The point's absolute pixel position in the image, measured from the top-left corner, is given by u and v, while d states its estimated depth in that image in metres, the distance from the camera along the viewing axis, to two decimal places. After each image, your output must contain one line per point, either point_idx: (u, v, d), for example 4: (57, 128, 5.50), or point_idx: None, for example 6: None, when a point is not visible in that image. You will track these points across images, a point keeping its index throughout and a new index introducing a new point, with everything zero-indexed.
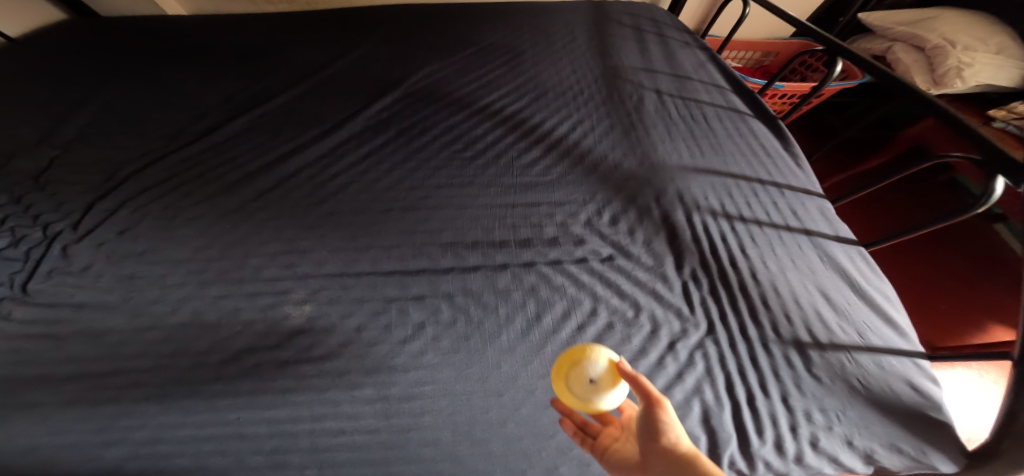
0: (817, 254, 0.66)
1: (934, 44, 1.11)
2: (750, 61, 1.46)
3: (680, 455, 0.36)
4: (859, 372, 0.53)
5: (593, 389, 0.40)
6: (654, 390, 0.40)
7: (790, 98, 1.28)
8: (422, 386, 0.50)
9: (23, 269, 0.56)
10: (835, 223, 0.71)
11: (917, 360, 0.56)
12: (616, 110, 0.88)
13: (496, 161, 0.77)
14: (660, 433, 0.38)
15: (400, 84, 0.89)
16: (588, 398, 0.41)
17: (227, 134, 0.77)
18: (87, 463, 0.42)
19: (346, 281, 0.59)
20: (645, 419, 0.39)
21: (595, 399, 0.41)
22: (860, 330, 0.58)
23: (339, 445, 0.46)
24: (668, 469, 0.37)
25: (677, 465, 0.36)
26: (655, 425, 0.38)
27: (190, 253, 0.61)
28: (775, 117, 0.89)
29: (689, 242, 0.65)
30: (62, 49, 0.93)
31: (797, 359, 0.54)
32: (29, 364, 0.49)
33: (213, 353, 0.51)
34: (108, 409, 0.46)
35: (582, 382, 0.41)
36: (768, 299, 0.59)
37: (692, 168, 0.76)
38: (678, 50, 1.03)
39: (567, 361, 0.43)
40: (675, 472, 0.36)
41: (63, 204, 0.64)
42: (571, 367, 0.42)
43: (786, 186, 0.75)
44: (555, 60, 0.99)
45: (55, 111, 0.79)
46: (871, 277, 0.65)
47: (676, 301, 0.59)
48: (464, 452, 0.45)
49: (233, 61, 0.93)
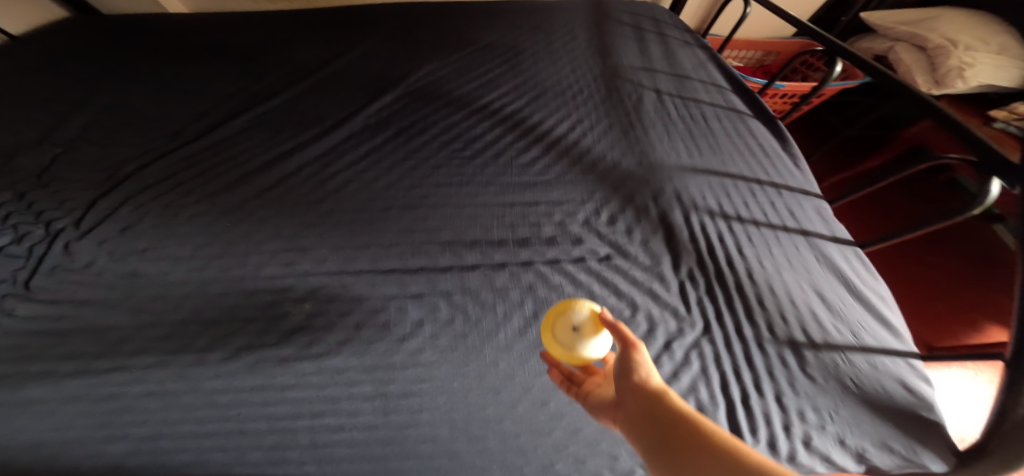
0: (814, 254, 0.66)
1: (936, 44, 1.11)
2: (751, 60, 1.46)
3: (647, 389, 0.38)
4: (853, 372, 0.54)
5: (574, 337, 0.42)
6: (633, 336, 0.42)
7: (791, 98, 1.28)
8: (420, 383, 0.51)
9: (26, 266, 0.57)
10: (833, 223, 0.72)
11: (910, 360, 0.57)
12: (615, 110, 0.88)
13: (494, 160, 0.78)
14: (632, 370, 0.40)
15: (399, 83, 0.90)
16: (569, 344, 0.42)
17: (227, 132, 0.78)
18: (91, 458, 0.43)
19: (345, 279, 0.60)
20: (620, 360, 0.41)
21: (575, 346, 0.42)
22: (854, 330, 0.58)
23: (338, 442, 0.46)
24: (636, 400, 0.38)
25: (643, 396, 0.37)
26: (628, 363, 0.40)
27: (191, 250, 0.61)
28: (774, 118, 0.89)
29: (686, 242, 0.66)
30: (64, 47, 0.93)
31: (791, 359, 0.55)
32: (32, 360, 0.49)
33: (213, 350, 0.52)
34: (112, 404, 0.47)
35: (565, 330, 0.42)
36: (764, 300, 0.60)
37: (690, 168, 0.76)
38: (678, 49, 1.03)
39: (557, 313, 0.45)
40: (641, 403, 0.37)
41: (65, 201, 0.64)
42: (557, 316, 0.44)
43: (784, 186, 0.76)
44: (555, 59, 0.99)
45: (57, 109, 0.79)
46: (866, 278, 0.65)
47: (672, 300, 0.59)
48: (461, 448, 0.46)
49: (234, 59, 0.93)
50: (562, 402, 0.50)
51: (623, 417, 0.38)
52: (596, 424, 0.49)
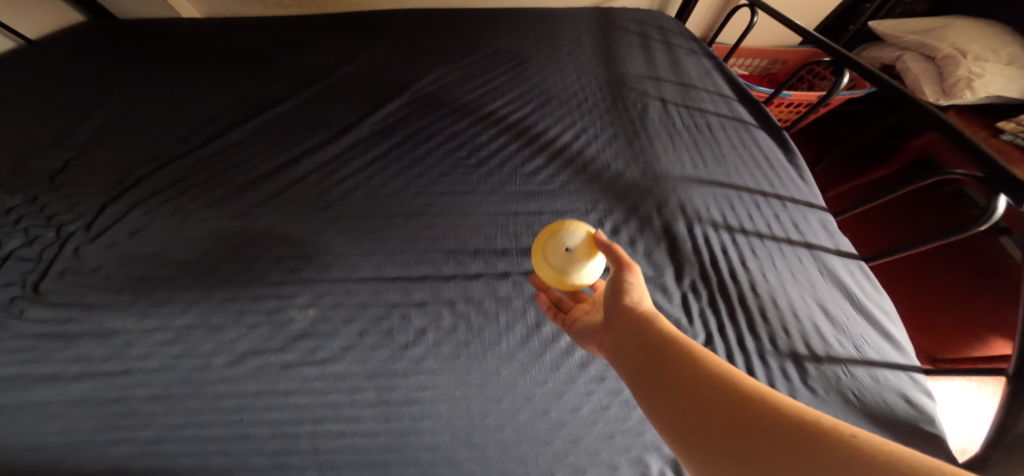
0: (817, 267, 0.66)
1: (945, 53, 1.11)
2: (756, 69, 1.46)
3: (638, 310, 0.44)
4: (855, 385, 0.54)
5: (564, 254, 0.49)
6: (627, 259, 0.49)
7: (797, 107, 1.28)
8: (422, 390, 0.51)
9: (36, 269, 0.58)
10: (837, 236, 0.72)
11: (913, 374, 0.56)
12: (620, 119, 0.88)
13: (499, 169, 0.78)
14: (625, 291, 0.46)
15: (405, 90, 0.90)
16: (556, 259, 0.49)
17: (235, 137, 0.79)
18: (97, 461, 0.43)
19: (349, 286, 0.60)
20: (615, 282, 0.48)
21: (561, 262, 0.49)
22: (857, 344, 0.58)
23: (339, 448, 0.46)
24: (626, 318, 0.44)
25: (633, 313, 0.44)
26: (622, 284, 0.47)
27: (198, 255, 0.62)
28: (780, 129, 0.89)
29: (689, 253, 0.66)
30: (77, 50, 0.94)
31: (793, 371, 0.55)
32: (41, 362, 0.50)
33: (219, 355, 0.52)
34: (119, 408, 0.47)
35: (557, 247, 0.49)
36: (767, 312, 0.60)
37: (694, 179, 0.76)
38: (684, 58, 1.04)
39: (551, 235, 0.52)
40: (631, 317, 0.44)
41: (76, 204, 0.65)
42: (552, 234, 0.51)
43: (789, 198, 0.76)
44: (561, 67, 1.00)
45: (70, 112, 0.81)
46: (870, 291, 0.65)
47: (675, 311, 0.59)
48: (462, 456, 0.46)
49: (243, 64, 0.94)
50: (563, 411, 0.50)
51: (611, 333, 0.45)
52: (596, 434, 0.49)
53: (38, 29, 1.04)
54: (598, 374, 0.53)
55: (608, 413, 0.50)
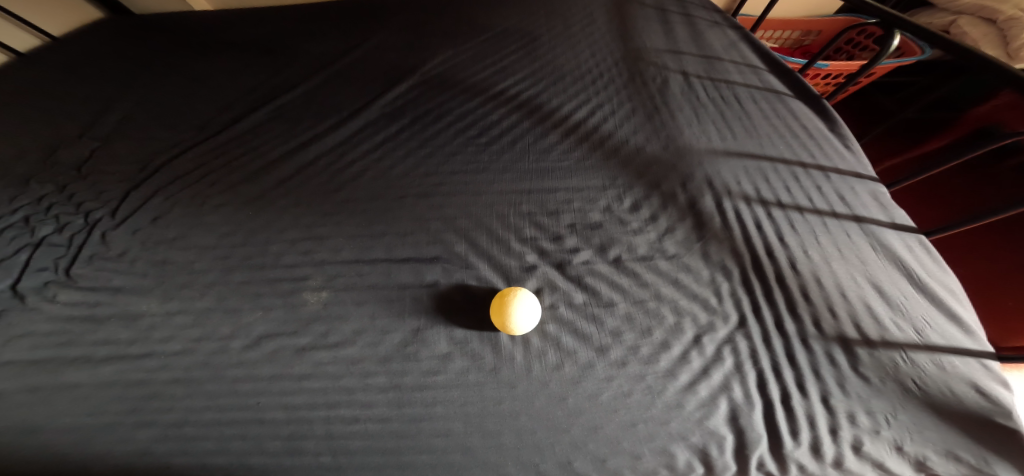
0: (868, 243, 0.60)
1: (1009, 15, 0.99)
2: (789, 41, 1.37)
3: None
4: (915, 373, 0.48)
5: (502, 296, 0.51)
6: None
7: (835, 78, 1.18)
8: (435, 375, 0.49)
9: (66, 254, 0.60)
10: (891, 208, 0.64)
11: (985, 361, 0.49)
12: (639, 93, 0.84)
13: (511, 147, 0.75)
14: None
15: (414, 72, 0.89)
16: (507, 296, 0.51)
17: (249, 123, 0.80)
18: (121, 444, 0.44)
19: (361, 268, 0.59)
20: None
21: (508, 295, 0.51)
22: (917, 327, 0.51)
23: (352, 433, 0.45)
24: None
25: None
26: None
27: (215, 240, 0.63)
28: (819, 97, 0.82)
29: (719, 229, 0.61)
30: (104, 49, 0.99)
31: (841, 357, 0.49)
32: (72, 344, 0.52)
33: (236, 338, 0.53)
34: (142, 390, 0.48)
35: (502, 302, 0.51)
36: (809, 292, 0.54)
37: (723, 151, 0.71)
38: (708, 30, 0.97)
39: (505, 314, 0.50)
40: None
41: (102, 193, 0.68)
42: (506, 313, 0.50)
43: (833, 169, 0.69)
44: (574, 42, 0.96)
45: (96, 107, 0.84)
46: (932, 268, 0.58)
47: (703, 291, 0.55)
48: (475, 443, 0.44)
49: (256, 54, 0.96)
50: (581, 398, 0.46)
51: None
52: (618, 422, 0.45)
53: (61, 25, 1.12)
54: (618, 359, 0.49)
55: (629, 400, 0.46)
